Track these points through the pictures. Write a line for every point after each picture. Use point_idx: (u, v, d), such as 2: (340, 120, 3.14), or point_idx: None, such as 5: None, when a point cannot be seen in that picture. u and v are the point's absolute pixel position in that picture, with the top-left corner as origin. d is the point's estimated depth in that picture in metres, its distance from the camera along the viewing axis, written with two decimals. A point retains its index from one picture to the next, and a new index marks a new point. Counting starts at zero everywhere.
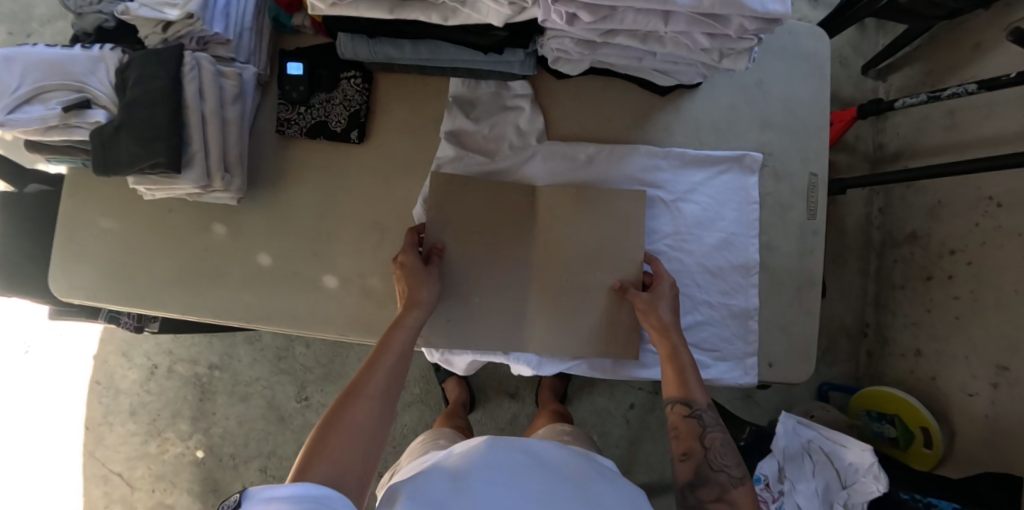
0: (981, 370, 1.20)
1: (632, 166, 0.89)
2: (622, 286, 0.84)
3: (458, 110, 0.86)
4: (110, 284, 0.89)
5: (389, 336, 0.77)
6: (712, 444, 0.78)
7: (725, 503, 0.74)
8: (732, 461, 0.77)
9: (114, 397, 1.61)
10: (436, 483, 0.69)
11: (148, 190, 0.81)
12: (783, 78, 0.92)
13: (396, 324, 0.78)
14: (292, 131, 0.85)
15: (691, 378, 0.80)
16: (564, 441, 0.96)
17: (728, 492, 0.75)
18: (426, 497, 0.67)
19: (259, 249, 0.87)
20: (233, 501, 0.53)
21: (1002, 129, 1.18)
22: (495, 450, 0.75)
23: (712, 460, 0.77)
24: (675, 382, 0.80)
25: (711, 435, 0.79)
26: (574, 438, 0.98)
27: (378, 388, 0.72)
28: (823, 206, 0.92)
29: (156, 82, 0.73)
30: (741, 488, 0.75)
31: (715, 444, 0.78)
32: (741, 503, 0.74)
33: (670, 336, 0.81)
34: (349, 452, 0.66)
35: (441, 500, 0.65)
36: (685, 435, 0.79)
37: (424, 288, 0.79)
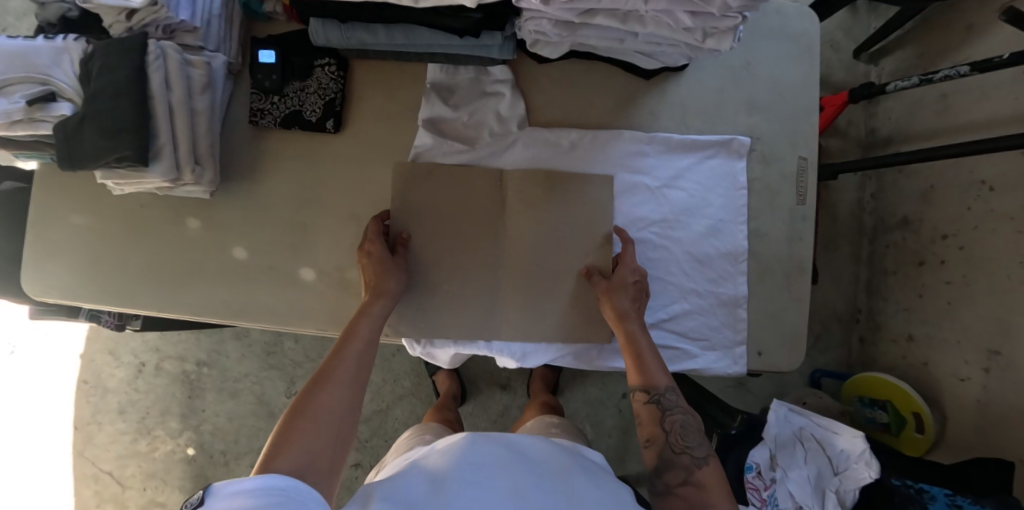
0: (973, 355, 1.20)
1: (616, 152, 0.87)
2: (588, 272, 0.84)
3: (436, 98, 0.84)
4: (84, 283, 0.87)
5: (356, 324, 0.77)
6: (672, 427, 0.76)
7: (690, 486, 0.72)
8: (694, 442, 0.75)
9: (102, 396, 1.59)
10: (415, 484, 0.68)
11: (116, 185, 0.79)
12: (770, 60, 0.90)
13: (362, 312, 0.77)
14: (266, 121, 0.83)
15: (649, 362, 0.79)
16: (553, 435, 0.94)
17: (693, 475, 0.73)
18: (399, 496, 0.66)
19: (235, 242, 0.85)
20: (198, 497, 0.53)
21: (995, 112, 1.16)
22: (476, 448, 0.74)
23: (673, 443, 0.76)
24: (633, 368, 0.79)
25: (673, 418, 0.77)
26: (563, 431, 0.97)
27: (347, 374, 0.72)
28: (813, 191, 0.90)
29: (120, 71, 0.70)
30: (705, 468, 0.73)
31: (677, 427, 0.76)
32: (707, 484, 0.71)
33: (628, 323, 0.81)
34: (318, 438, 0.65)
35: (414, 500, 0.65)
36: (646, 421, 0.78)
37: (390, 277, 0.79)
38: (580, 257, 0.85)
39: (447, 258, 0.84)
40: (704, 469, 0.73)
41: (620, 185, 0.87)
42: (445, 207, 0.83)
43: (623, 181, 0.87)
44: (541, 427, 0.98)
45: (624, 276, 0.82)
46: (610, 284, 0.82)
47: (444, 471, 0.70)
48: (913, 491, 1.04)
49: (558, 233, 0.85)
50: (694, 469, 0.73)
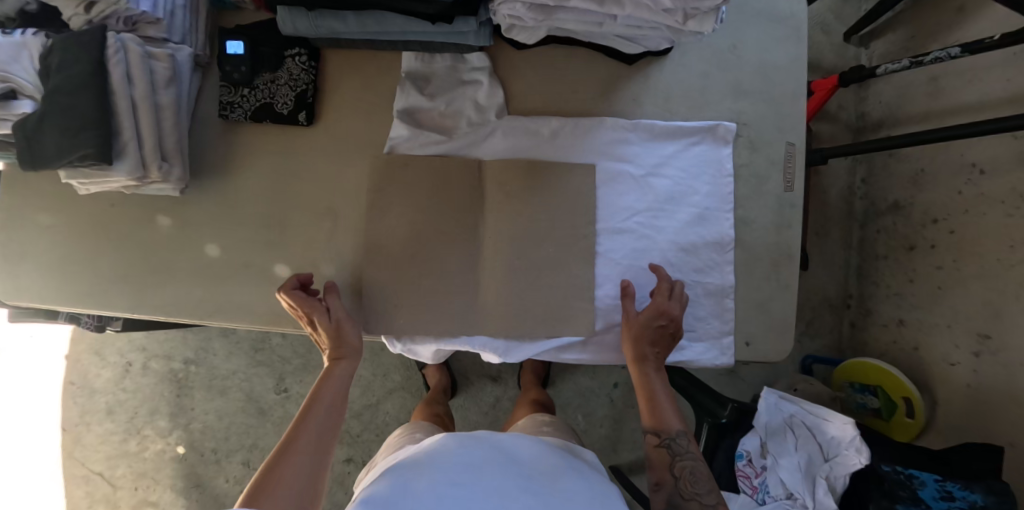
0: (963, 338, 1.19)
1: (599, 140, 0.85)
2: (626, 291, 0.82)
3: (411, 86, 0.82)
4: (55, 284, 0.84)
5: (319, 388, 0.77)
6: (682, 473, 0.78)
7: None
8: (703, 489, 0.76)
9: (89, 396, 1.56)
10: (398, 481, 0.70)
11: (82, 184, 0.76)
12: (755, 43, 0.88)
13: (324, 376, 0.77)
14: (237, 114, 0.81)
15: (665, 408, 0.82)
16: (544, 433, 0.93)
17: None
18: (381, 497, 0.66)
19: (208, 239, 0.83)
20: None
21: (987, 94, 1.15)
22: (461, 447, 0.76)
23: (683, 488, 0.77)
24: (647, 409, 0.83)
25: (683, 464, 0.78)
26: (554, 429, 0.95)
27: (313, 441, 0.72)
28: (801, 177, 0.88)
29: (78, 66, 0.67)
30: None
31: (686, 473, 0.78)
32: None
33: (644, 365, 0.82)
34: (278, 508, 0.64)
35: (394, 500, 0.65)
36: (658, 465, 0.80)
37: (349, 339, 0.79)
38: (562, 249, 0.84)
39: (426, 254, 0.82)
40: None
41: (603, 173, 0.85)
42: (424, 201, 0.82)
43: (606, 169, 0.85)
44: (533, 427, 0.95)
45: (653, 318, 0.80)
46: (637, 324, 0.81)
47: (428, 469, 0.71)
48: (903, 477, 1.03)
49: (540, 225, 0.83)
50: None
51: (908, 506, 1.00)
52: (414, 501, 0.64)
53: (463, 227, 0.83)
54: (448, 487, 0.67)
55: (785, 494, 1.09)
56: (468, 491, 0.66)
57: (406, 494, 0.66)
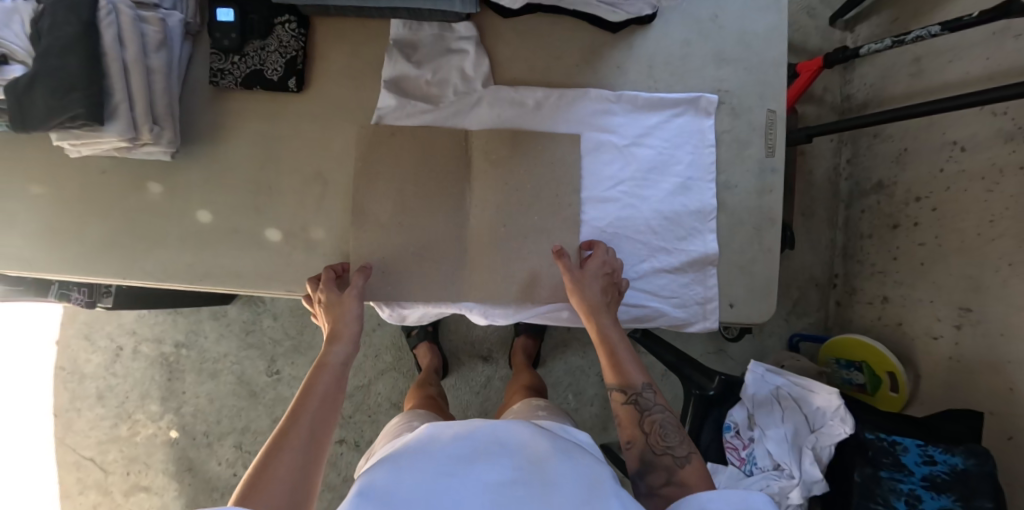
0: (944, 311, 1.22)
1: (584, 111, 0.86)
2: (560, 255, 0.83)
3: (398, 54, 0.83)
4: (43, 252, 0.85)
5: (313, 380, 0.74)
6: (652, 427, 0.74)
7: (673, 486, 0.69)
8: (675, 442, 0.72)
9: (80, 381, 1.56)
10: (396, 462, 0.66)
11: (72, 146, 0.77)
12: (737, 13, 0.89)
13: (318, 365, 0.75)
14: (227, 81, 0.81)
15: (626, 361, 0.80)
16: (539, 416, 0.91)
17: (676, 474, 0.70)
18: (377, 485, 0.62)
19: (198, 205, 0.84)
20: None
21: (967, 71, 1.17)
22: (460, 432, 0.70)
23: (653, 443, 0.73)
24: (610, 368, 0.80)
25: (651, 417, 0.75)
26: (549, 413, 0.93)
27: (305, 432, 0.68)
28: (782, 142, 0.90)
29: (67, 27, 0.68)
30: (688, 466, 0.70)
31: (655, 427, 0.74)
32: (688, 481, 0.69)
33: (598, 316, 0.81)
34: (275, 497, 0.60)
35: (391, 490, 0.60)
36: (627, 422, 0.76)
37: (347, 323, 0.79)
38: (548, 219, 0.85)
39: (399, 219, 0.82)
40: (684, 467, 0.70)
41: (588, 143, 0.87)
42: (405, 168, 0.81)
43: (591, 140, 0.86)
44: (529, 411, 0.94)
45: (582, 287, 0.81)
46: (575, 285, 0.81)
47: (423, 458, 0.66)
48: (887, 444, 1.04)
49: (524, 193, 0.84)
50: (676, 469, 0.70)
51: (891, 473, 1.02)
52: (410, 499, 0.59)
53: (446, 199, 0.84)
54: (446, 473, 0.62)
55: (773, 465, 1.11)
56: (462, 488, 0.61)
57: (403, 477, 0.62)
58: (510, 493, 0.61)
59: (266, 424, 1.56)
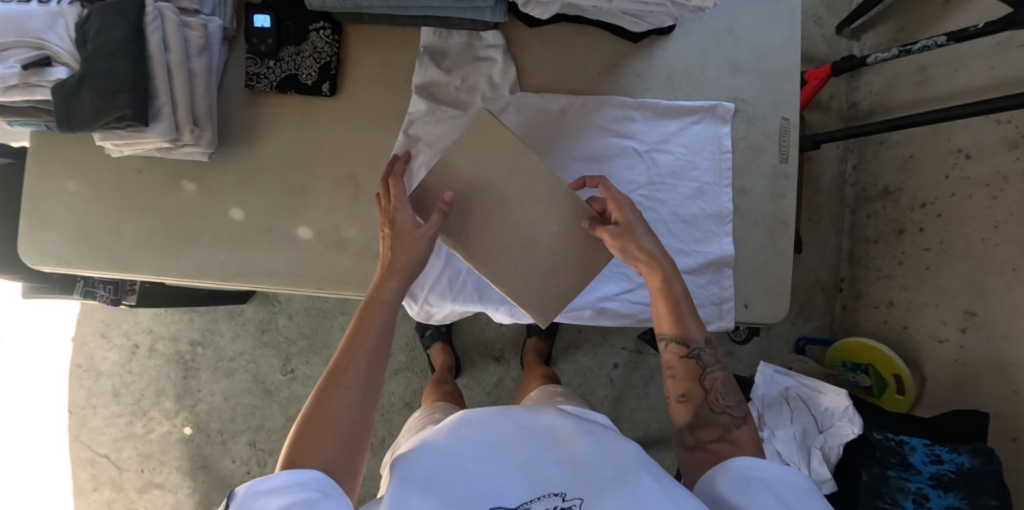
0: (950, 315, 1.25)
1: (606, 117, 0.89)
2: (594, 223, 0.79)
3: (428, 60, 0.86)
4: (80, 249, 0.88)
5: (366, 312, 0.69)
6: (711, 385, 0.73)
7: (726, 444, 0.68)
8: (733, 401, 0.72)
9: (96, 379, 1.58)
10: (430, 445, 0.66)
11: (115, 146, 0.80)
12: (753, 23, 0.92)
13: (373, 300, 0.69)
14: (262, 85, 0.84)
15: (687, 314, 0.75)
16: (556, 401, 0.90)
17: (729, 434, 0.69)
18: (415, 468, 0.62)
19: (232, 204, 0.86)
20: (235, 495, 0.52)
21: (973, 80, 1.20)
22: (489, 412, 0.70)
23: (712, 402, 0.72)
24: (669, 317, 0.75)
25: (713, 374, 0.73)
26: (567, 398, 0.92)
27: (359, 376, 0.63)
28: (795, 149, 0.93)
29: (116, 31, 0.71)
30: (744, 427, 0.69)
31: (715, 385, 0.73)
32: (743, 442, 0.68)
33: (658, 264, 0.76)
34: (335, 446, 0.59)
35: (429, 474, 0.61)
36: (682, 376, 0.74)
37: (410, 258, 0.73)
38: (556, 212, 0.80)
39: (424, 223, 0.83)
40: (742, 428, 0.69)
41: (611, 149, 0.89)
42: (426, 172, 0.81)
43: (612, 145, 0.89)
44: (547, 397, 0.93)
45: (626, 235, 0.76)
46: (626, 231, 0.76)
47: (452, 440, 0.66)
48: (894, 444, 1.07)
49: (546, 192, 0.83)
50: (732, 428, 0.70)
51: (898, 472, 1.04)
52: (450, 489, 0.59)
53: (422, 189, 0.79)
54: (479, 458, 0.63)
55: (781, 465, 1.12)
56: (498, 476, 0.61)
57: (440, 461, 0.62)
58: (546, 476, 0.62)
59: (280, 422, 1.58)
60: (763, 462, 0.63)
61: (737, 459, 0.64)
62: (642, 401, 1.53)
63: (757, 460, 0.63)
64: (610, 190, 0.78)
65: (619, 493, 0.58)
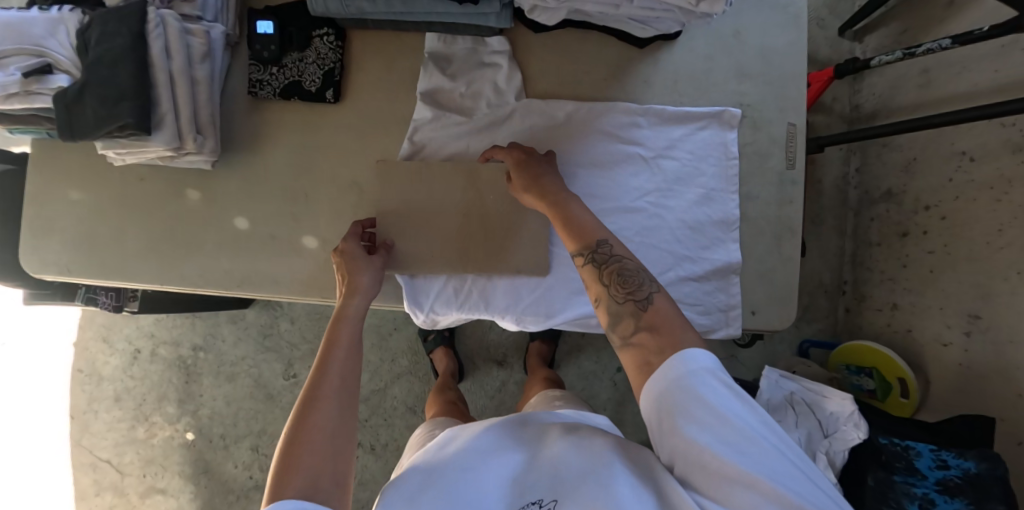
0: (954, 319, 1.24)
1: (612, 123, 0.88)
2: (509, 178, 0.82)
3: (433, 66, 0.85)
4: (83, 257, 0.87)
5: (335, 329, 0.72)
6: (614, 278, 0.65)
7: (639, 333, 0.60)
8: (636, 285, 0.63)
9: (97, 384, 1.58)
10: (418, 469, 0.66)
11: (117, 155, 0.79)
12: (759, 28, 0.92)
13: (339, 315, 0.73)
14: (265, 92, 0.84)
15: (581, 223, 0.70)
16: (555, 406, 0.89)
17: (643, 320, 0.61)
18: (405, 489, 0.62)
19: (236, 212, 0.86)
20: None
21: (977, 83, 1.19)
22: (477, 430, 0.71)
23: (617, 294, 0.64)
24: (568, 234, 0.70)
25: (610, 266, 0.65)
26: (566, 402, 0.91)
27: (335, 387, 0.64)
28: (802, 155, 0.92)
29: (119, 39, 0.70)
30: (652, 309, 0.61)
31: (616, 277, 0.64)
32: (656, 325, 0.60)
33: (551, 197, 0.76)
34: (318, 456, 0.57)
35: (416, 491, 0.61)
36: (588, 283, 0.67)
37: (363, 274, 0.77)
38: (535, 217, 0.85)
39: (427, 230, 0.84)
40: (649, 312, 0.61)
41: (617, 155, 0.89)
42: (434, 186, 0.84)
43: (618, 151, 0.89)
44: (546, 402, 0.92)
45: (525, 177, 0.79)
46: (525, 177, 0.79)
47: (436, 463, 0.67)
48: (900, 449, 1.07)
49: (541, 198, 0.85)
50: (640, 315, 0.61)
51: (904, 477, 1.04)
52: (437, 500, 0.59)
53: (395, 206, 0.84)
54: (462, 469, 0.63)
55: None
56: (476, 484, 0.61)
57: (428, 480, 0.63)
58: (527, 482, 0.59)
59: (282, 427, 1.57)
60: (699, 359, 0.55)
61: (670, 360, 0.56)
62: None
63: (692, 355, 0.56)
64: (500, 149, 0.81)
65: (594, 482, 0.55)
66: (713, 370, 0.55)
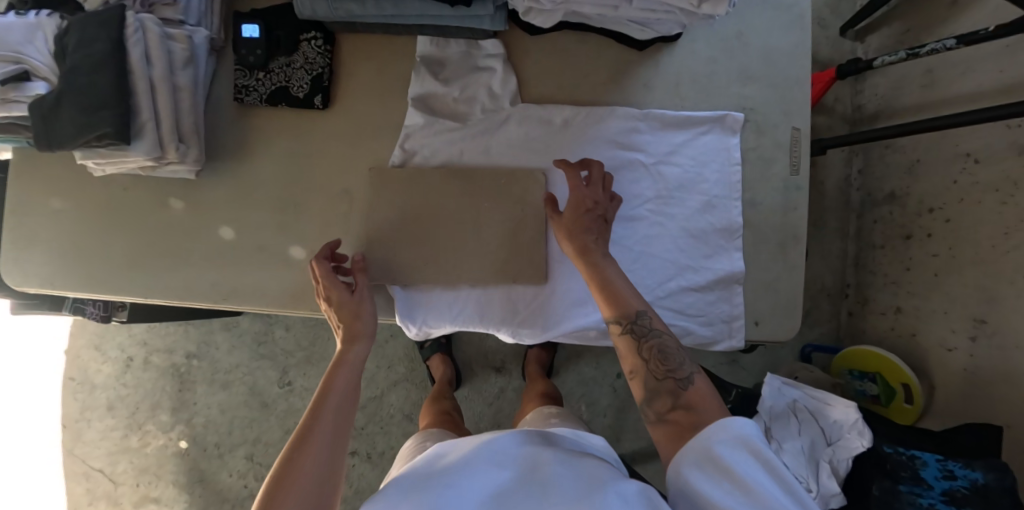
0: (959, 323, 1.22)
1: (611, 128, 0.86)
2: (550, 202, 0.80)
3: (425, 71, 0.82)
4: (67, 269, 0.85)
5: (332, 375, 0.71)
6: (652, 353, 0.66)
7: (678, 411, 0.61)
8: (676, 363, 0.64)
9: (90, 392, 1.55)
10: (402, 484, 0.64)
11: (96, 165, 0.77)
12: (762, 30, 0.89)
13: (339, 359, 0.72)
14: (252, 98, 0.81)
15: (622, 289, 0.71)
16: (552, 425, 0.87)
17: (680, 399, 0.62)
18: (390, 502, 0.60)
19: (222, 222, 0.84)
20: None
21: (981, 83, 1.17)
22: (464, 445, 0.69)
23: (654, 369, 0.65)
24: (607, 300, 0.71)
25: (649, 343, 0.66)
26: (562, 420, 0.89)
27: (328, 432, 0.63)
28: (807, 160, 0.89)
29: (96, 45, 0.68)
30: (693, 388, 0.62)
31: (656, 353, 0.66)
32: (696, 405, 0.61)
33: (590, 256, 0.76)
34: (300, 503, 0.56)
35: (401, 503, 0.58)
36: (625, 354, 0.68)
37: (364, 319, 0.77)
38: (531, 225, 0.82)
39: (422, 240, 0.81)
40: (688, 391, 0.62)
41: (615, 162, 0.86)
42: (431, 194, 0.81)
43: (618, 158, 0.86)
44: (541, 419, 0.90)
45: (575, 204, 0.78)
46: (573, 220, 0.78)
47: (421, 476, 0.64)
48: (905, 458, 1.03)
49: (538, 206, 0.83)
50: (678, 393, 0.62)
51: (909, 487, 1.00)
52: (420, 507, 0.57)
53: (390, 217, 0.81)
54: (448, 481, 0.61)
55: None
56: (461, 491, 0.58)
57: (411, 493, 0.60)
58: (514, 496, 0.58)
59: (277, 436, 1.54)
60: (737, 427, 0.56)
61: (710, 427, 0.57)
62: None
63: (734, 423, 0.56)
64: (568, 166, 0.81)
65: None
66: (747, 439, 0.55)
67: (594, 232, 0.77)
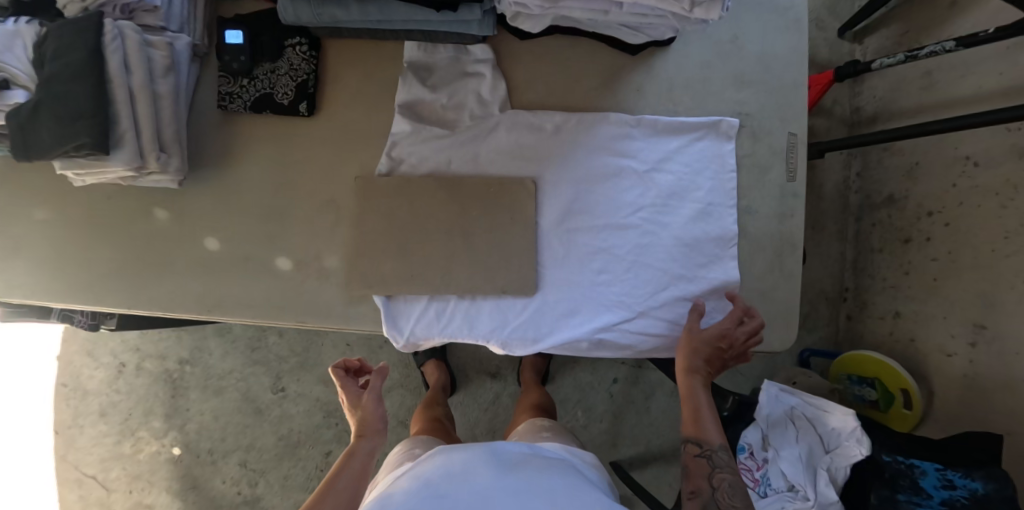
0: (959, 328, 1.20)
1: (602, 135, 0.84)
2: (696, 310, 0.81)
3: (413, 77, 0.81)
4: (50, 280, 0.83)
5: (340, 466, 0.78)
6: (720, 484, 0.71)
7: None
8: (740, 503, 0.69)
9: (82, 398, 1.54)
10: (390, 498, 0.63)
11: (76, 175, 0.75)
12: (757, 34, 0.88)
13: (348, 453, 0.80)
14: (236, 105, 0.80)
15: (706, 418, 0.76)
16: (543, 439, 0.86)
17: None
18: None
19: (206, 233, 0.82)
20: None
21: (981, 86, 1.15)
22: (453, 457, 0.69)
23: (717, 500, 0.70)
24: (690, 420, 0.77)
25: (720, 475, 0.71)
26: (554, 433, 0.88)
27: None
28: (803, 167, 0.88)
29: (74, 53, 0.66)
30: None
31: (723, 487, 0.71)
32: None
33: (693, 377, 0.79)
34: None
35: None
36: (693, 474, 0.73)
37: (369, 412, 0.84)
38: (521, 234, 0.81)
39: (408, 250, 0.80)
40: None
41: (606, 169, 0.84)
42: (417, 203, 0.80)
43: (609, 165, 0.84)
44: (532, 433, 0.89)
45: (716, 334, 0.80)
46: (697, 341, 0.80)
47: (411, 488, 0.64)
48: (904, 467, 1.01)
49: (528, 215, 0.82)
50: None
51: (909, 497, 0.98)
52: None
53: (373, 228, 0.80)
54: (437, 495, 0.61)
55: (787, 487, 1.06)
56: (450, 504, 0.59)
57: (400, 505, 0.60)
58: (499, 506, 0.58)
59: (271, 442, 1.52)
60: None
61: None
62: (643, 417, 1.46)
63: None
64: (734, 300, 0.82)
65: None
66: None
67: (710, 363, 0.80)
